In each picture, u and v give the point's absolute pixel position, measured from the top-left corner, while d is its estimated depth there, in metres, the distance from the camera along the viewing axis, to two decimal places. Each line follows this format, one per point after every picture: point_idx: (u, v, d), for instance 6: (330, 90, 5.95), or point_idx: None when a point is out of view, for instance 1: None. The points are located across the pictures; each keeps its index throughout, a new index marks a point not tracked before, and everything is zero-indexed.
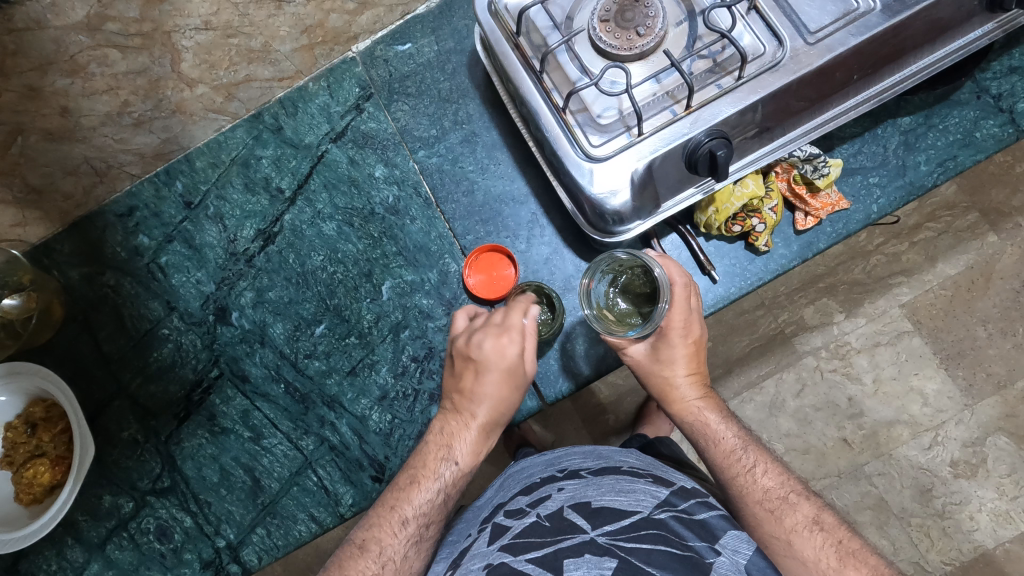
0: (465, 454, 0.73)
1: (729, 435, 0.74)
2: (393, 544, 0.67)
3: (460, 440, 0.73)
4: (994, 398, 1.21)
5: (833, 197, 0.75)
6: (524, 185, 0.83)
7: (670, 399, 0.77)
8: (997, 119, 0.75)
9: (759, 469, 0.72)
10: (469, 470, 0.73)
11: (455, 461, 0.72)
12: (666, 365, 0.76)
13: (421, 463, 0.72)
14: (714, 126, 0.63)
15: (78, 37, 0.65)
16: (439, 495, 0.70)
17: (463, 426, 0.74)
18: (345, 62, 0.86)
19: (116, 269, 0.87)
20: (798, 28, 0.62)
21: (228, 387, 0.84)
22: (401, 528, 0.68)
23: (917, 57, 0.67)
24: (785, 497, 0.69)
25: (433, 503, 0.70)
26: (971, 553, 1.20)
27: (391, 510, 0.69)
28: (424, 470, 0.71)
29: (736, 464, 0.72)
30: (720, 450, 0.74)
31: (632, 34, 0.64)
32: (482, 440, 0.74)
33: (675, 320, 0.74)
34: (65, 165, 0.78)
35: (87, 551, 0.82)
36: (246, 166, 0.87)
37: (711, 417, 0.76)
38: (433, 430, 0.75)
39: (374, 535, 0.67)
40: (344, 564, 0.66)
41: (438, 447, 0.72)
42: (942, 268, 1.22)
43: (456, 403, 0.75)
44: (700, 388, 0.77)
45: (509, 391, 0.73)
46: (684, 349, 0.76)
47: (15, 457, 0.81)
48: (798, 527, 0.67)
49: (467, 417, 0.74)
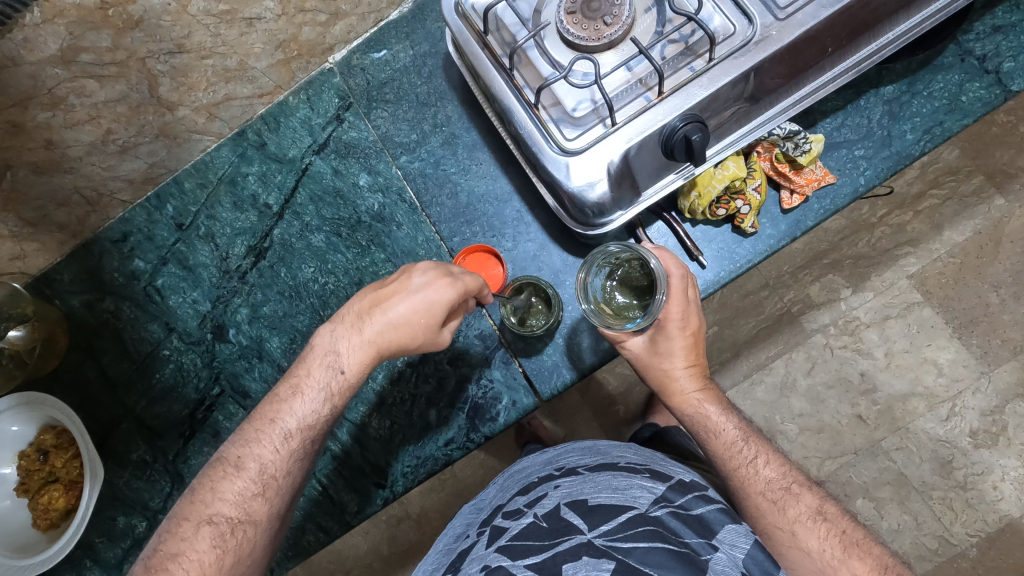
0: (351, 364, 0.66)
1: (730, 427, 0.74)
2: (271, 458, 0.63)
3: (346, 347, 0.66)
4: (1011, 363, 1.19)
5: (818, 172, 0.74)
6: (507, 183, 0.83)
7: (669, 392, 0.77)
8: (984, 81, 0.73)
9: (761, 461, 0.71)
10: (357, 382, 0.66)
11: (340, 369, 0.65)
12: (664, 358, 0.76)
13: (304, 372, 0.66)
14: (688, 110, 0.62)
15: (54, 70, 0.65)
16: (324, 406, 0.65)
17: (355, 334, 0.66)
18: (323, 74, 0.87)
19: (114, 295, 0.89)
20: (767, 4, 0.61)
21: (230, 403, 0.85)
22: (282, 443, 0.64)
23: (893, 25, 0.66)
24: (788, 487, 0.69)
25: (317, 414, 0.65)
26: (996, 524, 1.18)
27: (271, 424, 0.65)
28: (307, 380, 0.66)
29: (738, 456, 0.72)
30: (721, 442, 0.73)
31: (600, 24, 0.63)
32: (378, 358, 0.66)
33: (672, 312, 0.73)
34: (56, 197, 0.79)
35: (105, 571, 0.84)
36: (233, 185, 0.88)
37: (710, 410, 0.75)
38: (321, 332, 0.67)
39: (249, 451, 0.64)
40: (214, 478, 0.63)
41: (322, 354, 0.66)
42: (949, 235, 1.19)
43: (364, 311, 0.66)
44: (698, 380, 0.77)
45: (422, 330, 0.65)
46: (683, 341, 0.76)
47: (30, 484, 0.84)
48: (801, 518, 0.67)
49: (360, 322, 0.66)
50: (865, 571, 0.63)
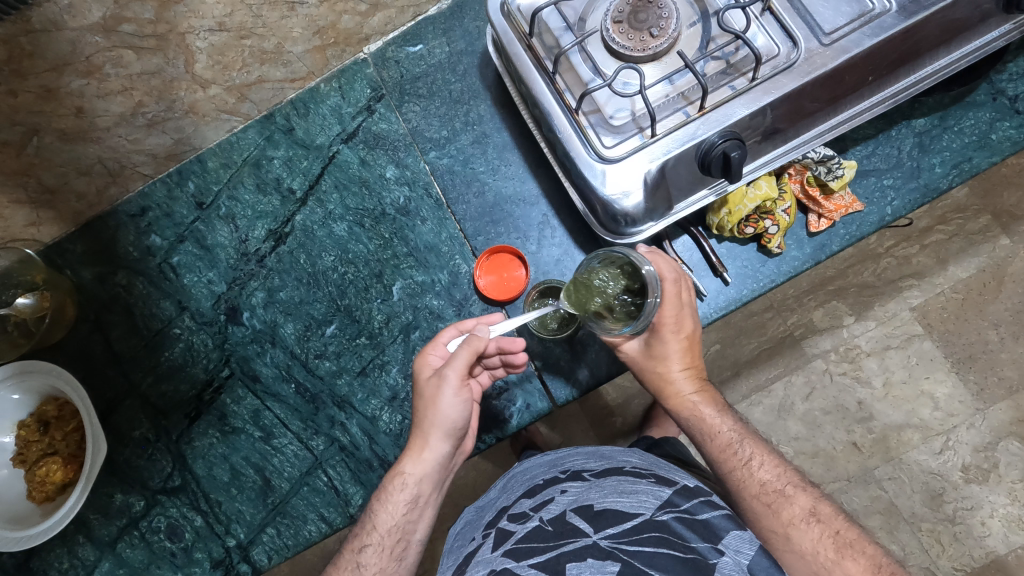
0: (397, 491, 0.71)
1: (725, 429, 0.74)
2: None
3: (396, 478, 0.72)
4: (1006, 402, 1.20)
5: (847, 199, 0.75)
6: (534, 185, 0.83)
7: (666, 395, 0.77)
8: (1013, 121, 0.74)
9: (756, 462, 0.71)
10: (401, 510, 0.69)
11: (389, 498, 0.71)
12: (660, 361, 0.76)
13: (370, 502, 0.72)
14: (727, 127, 0.63)
15: (94, 38, 0.64)
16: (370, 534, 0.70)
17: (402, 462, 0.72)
18: (357, 63, 0.87)
19: (128, 269, 0.88)
20: (812, 29, 0.62)
21: (239, 386, 0.84)
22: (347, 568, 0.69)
23: (933, 58, 0.67)
24: (782, 489, 0.69)
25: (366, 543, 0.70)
26: (982, 559, 1.19)
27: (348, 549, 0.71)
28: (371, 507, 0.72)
29: (733, 458, 0.72)
30: (716, 445, 0.74)
31: (645, 35, 0.64)
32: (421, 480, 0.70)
33: (666, 316, 0.73)
34: (79, 165, 0.78)
35: (98, 549, 0.83)
36: (257, 167, 0.87)
37: (705, 412, 0.75)
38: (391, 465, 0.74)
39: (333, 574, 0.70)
40: None
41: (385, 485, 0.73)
42: (953, 271, 1.21)
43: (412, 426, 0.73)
44: (695, 382, 0.77)
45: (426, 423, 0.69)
46: (678, 344, 0.75)
47: (27, 455, 0.82)
48: (795, 521, 0.66)
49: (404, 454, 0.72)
50: (858, 572, 0.62)
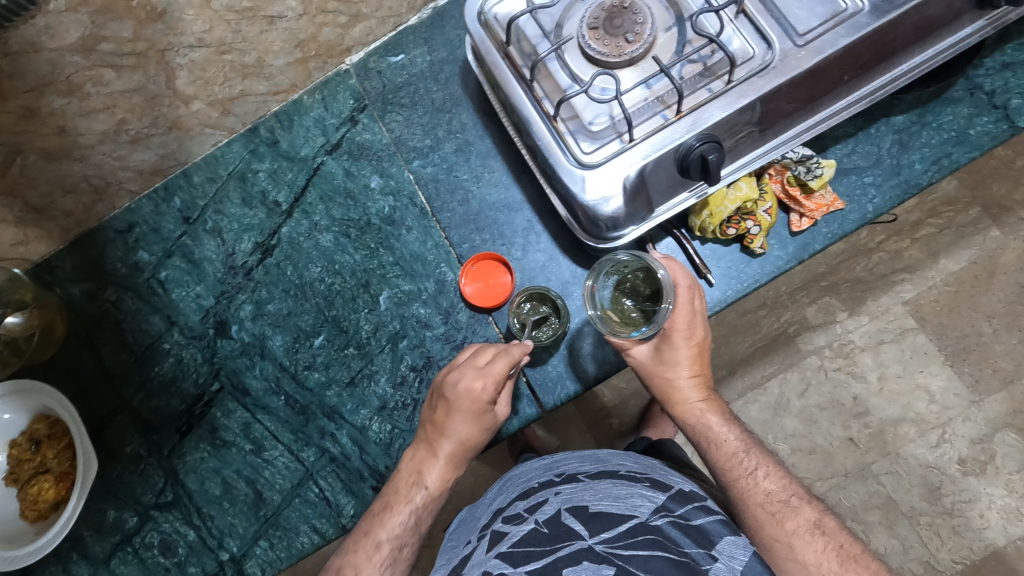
0: (435, 480, 0.74)
1: (731, 438, 0.74)
2: (367, 567, 0.68)
3: (429, 466, 0.74)
4: (1002, 393, 1.20)
5: (827, 198, 0.75)
6: (519, 192, 0.84)
7: (672, 401, 0.76)
8: (992, 115, 0.75)
9: (761, 473, 0.71)
10: (441, 494, 0.74)
11: (425, 485, 0.73)
12: (669, 367, 0.76)
13: (394, 490, 0.74)
14: (705, 130, 0.63)
15: (73, 58, 0.64)
16: (411, 517, 0.72)
17: (433, 454, 0.74)
18: (339, 75, 0.87)
19: (116, 286, 0.88)
20: (787, 31, 0.62)
21: (229, 400, 0.84)
22: (375, 551, 0.69)
23: (908, 56, 0.67)
24: (787, 500, 0.69)
25: (406, 525, 0.71)
26: (982, 552, 1.19)
27: (365, 536, 0.71)
28: (397, 495, 0.73)
29: (738, 467, 0.72)
30: (722, 453, 0.73)
31: (621, 41, 0.64)
32: (454, 466, 0.75)
33: (678, 321, 0.73)
34: (64, 184, 0.78)
35: (92, 566, 0.83)
36: (243, 180, 0.88)
37: (713, 420, 0.75)
38: (405, 457, 0.76)
39: (350, 560, 0.69)
40: None
41: (408, 474, 0.74)
42: (944, 264, 1.21)
43: (428, 434, 0.75)
44: (702, 390, 0.76)
45: (480, 428, 0.73)
46: (688, 351, 0.75)
47: (20, 474, 0.82)
48: (799, 531, 0.66)
49: (435, 447, 0.74)
50: None
